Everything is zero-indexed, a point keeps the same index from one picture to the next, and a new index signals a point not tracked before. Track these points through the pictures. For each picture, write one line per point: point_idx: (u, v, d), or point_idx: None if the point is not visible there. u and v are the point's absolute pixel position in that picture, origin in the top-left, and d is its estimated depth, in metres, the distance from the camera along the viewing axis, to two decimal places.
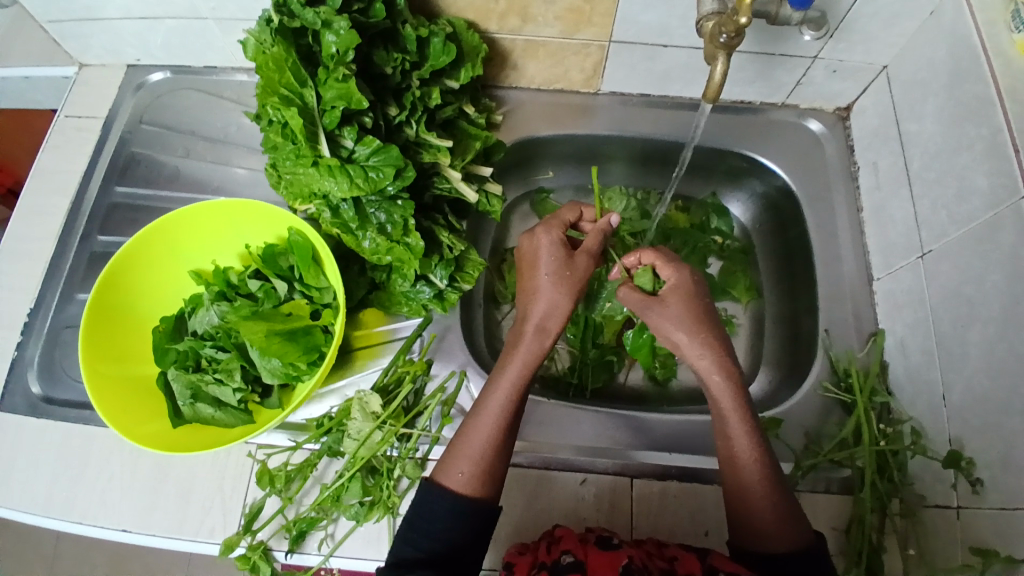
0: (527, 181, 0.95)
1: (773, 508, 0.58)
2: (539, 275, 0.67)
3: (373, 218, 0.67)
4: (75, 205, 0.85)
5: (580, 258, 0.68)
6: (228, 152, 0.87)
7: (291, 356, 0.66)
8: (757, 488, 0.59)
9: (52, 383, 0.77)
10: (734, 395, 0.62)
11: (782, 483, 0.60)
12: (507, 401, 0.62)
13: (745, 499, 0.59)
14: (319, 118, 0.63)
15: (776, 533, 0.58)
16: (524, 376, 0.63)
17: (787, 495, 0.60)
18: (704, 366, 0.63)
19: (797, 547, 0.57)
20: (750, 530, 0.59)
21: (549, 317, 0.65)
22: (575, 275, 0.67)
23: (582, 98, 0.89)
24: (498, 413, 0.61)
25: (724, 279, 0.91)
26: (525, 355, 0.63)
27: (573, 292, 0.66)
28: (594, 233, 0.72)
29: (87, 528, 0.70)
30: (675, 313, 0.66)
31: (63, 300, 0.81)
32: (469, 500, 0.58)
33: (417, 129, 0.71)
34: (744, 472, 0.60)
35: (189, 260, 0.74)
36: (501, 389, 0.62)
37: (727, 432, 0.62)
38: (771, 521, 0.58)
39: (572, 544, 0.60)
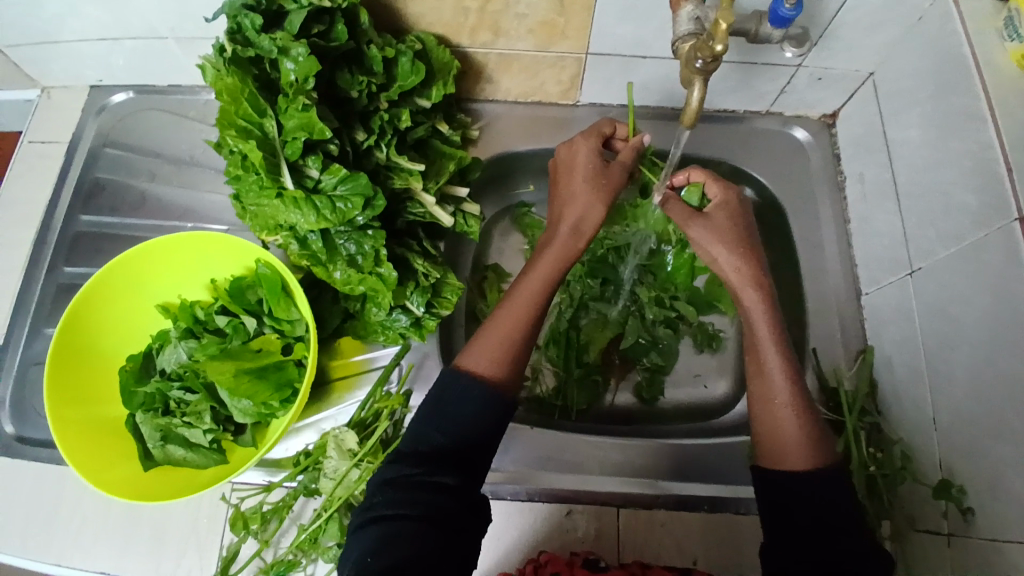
0: (507, 196, 0.92)
1: (801, 420, 0.60)
2: (575, 180, 0.70)
3: (342, 249, 0.65)
4: (40, 235, 0.82)
5: (614, 168, 0.71)
6: (195, 176, 0.84)
7: (262, 394, 0.64)
8: (783, 395, 0.61)
9: (24, 422, 0.75)
10: (767, 309, 0.66)
11: (809, 404, 0.62)
12: (536, 291, 0.66)
13: (773, 406, 0.61)
14: (281, 149, 0.60)
15: (799, 445, 0.59)
16: (553, 277, 0.67)
17: (813, 415, 0.61)
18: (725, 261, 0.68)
19: (818, 458, 0.58)
20: (771, 434, 0.60)
21: (587, 221, 0.69)
22: (610, 183, 0.70)
23: (560, 110, 0.86)
24: (533, 300, 0.65)
25: (710, 290, 0.84)
26: (560, 256, 0.67)
27: (608, 199, 0.69)
28: (628, 149, 0.73)
29: (63, 571, 0.68)
30: (716, 225, 0.69)
31: (30, 337, 0.78)
32: (496, 383, 0.60)
33: (387, 153, 0.68)
34: (770, 366, 0.63)
35: (156, 294, 0.71)
36: (531, 291, 0.66)
37: (755, 339, 0.65)
38: (795, 434, 0.59)
39: (559, 565, 0.62)
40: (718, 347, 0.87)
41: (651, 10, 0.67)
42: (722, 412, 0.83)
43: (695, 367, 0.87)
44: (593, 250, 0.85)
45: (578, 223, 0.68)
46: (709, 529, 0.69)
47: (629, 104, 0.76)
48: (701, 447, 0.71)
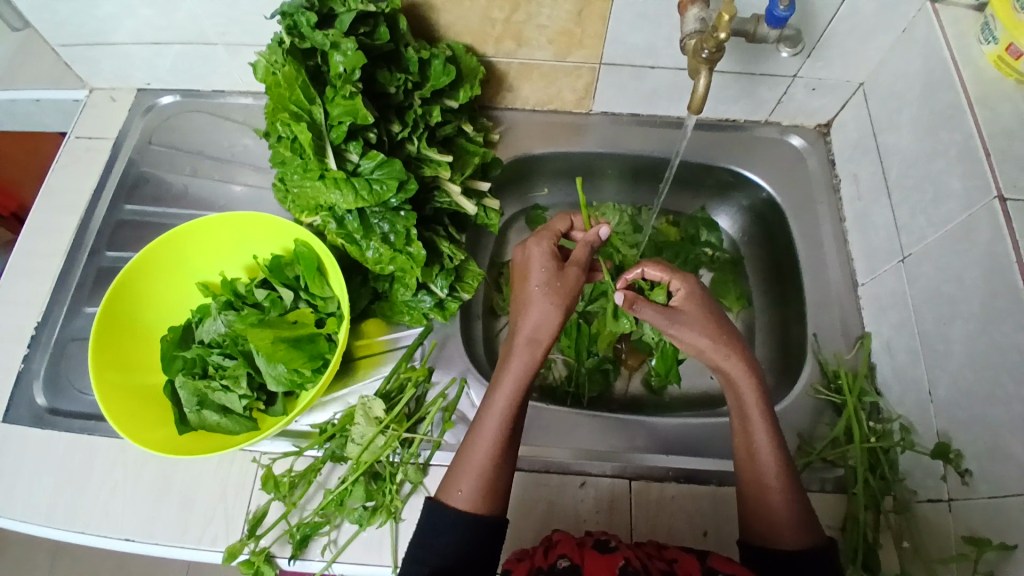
0: (524, 198, 0.99)
1: (789, 499, 0.61)
2: (529, 288, 0.66)
3: (377, 228, 0.70)
4: (82, 222, 0.87)
5: (569, 270, 0.68)
6: (234, 170, 0.90)
7: (297, 364, 0.68)
8: (774, 482, 0.62)
9: (56, 394, 0.77)
10: (762, 401, 0.64)
11: (798, 482, 0.63)
12: (500, 415, 0.61)
13: (762, 490, 0.62)
14: (327, 133, 0.66)
15: (791, 526, 0.60)
16: (515, 391, 0.62)
17: (799, 492, 0.62)
18: (734, 368, 0.65)
19: (806, 544, 0.60)
20: (764, 527, 0.61)
21: (541, 329, 0.64)
22: (566, 286, 0.66)
23: (574, 118, 0.93)
24: (496, 428, 0.61)
25: (715, 288, 0.94)
26: (520, 365, 0.63)
27: (564, 304, 0.65)
28: (583, 245, 0.71)
29: (90, 538, 0.69)
30: (694, 318, 0.68)
31: (69, 314, 0.81)
32: (476, 516, 0.59)
33: (419, 146, 0.74)
34: (765, 467, 0.62)
35: (197, 272, 0.76)
36: (493, 413, 0.62)
37: (753, 443, 0.64)
38: (786, 514, 0.61)
39: (568, 548, 0.58)
40: None
41: (662, 20, 0.75)
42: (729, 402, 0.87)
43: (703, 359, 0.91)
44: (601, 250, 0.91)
45: (531, 331, 0.64)
46: (718, 504, 0.71)
47: (583, 199, 0.77)
48: (702, 425, 0.76)
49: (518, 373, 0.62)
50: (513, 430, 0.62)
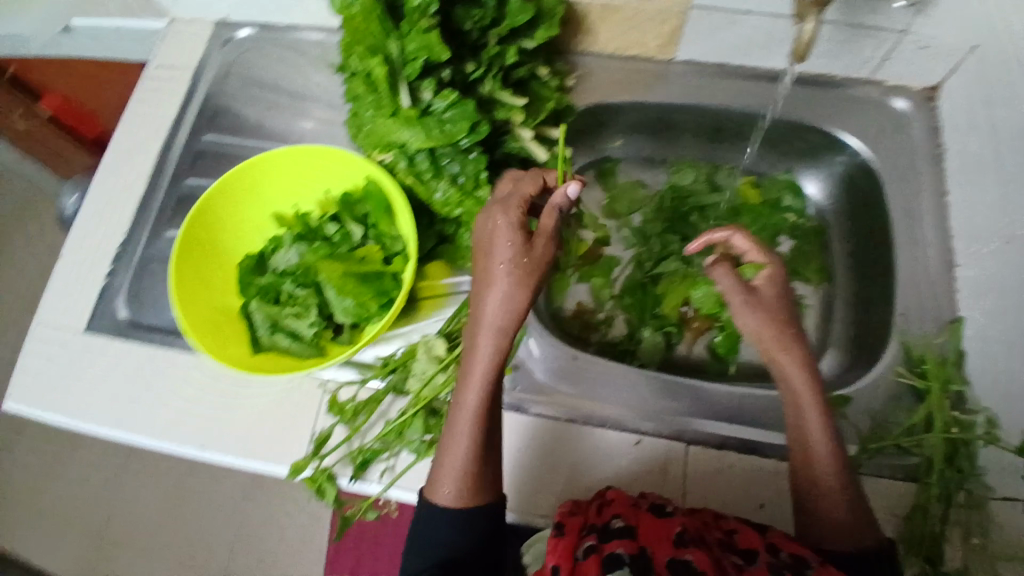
0: (596, 149, 0.95)
1: (847, 501, 0.59)
2: (494, 264, 0.60)
3: (446, 170, 0.70)
4: (164, 149, 0.89)
5: (536, 244, 0.61)
6: (308, 106, 0.91)
7: (365, 300, 0.70)
8: (834, 486, 0.59)
9: (138, 308, 0.81)
10: (819, 401, 0.61)
11: (856, 482, 0.60)
12: (472, 416, 0.60)
13: (819, 492, 0.60)
14: (400, 69, 0.65)
15: (848, 530, 0.58)
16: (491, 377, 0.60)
17: (857, 491, 0.60)
18: (794, 371, 0.63)
19: (866, 548, 0.58)
20: (822, 524, 0.59)
21: (507, 312, 0.59)
22: (530, 262, 0.60)
23: (656, 66, 0.88)
24: (470, 424, 0.60)
25: (794, 258, 0.90)
26: (485, 360, 0.59)
27: (531, 287, 0.60)
28: (548, 212, 0.62)
29: (164, 444, 0.74)
30: (764, 307, 0.66)
31: (151, 237, 0.85)
32: (466, 510, 0.60)
33: (492, 87, 0.72)
34: (822, 469, 0.60)
35: (272, 203, 0.77)
36: (464, 416, 0.60)
37: (809, 445, 0.61)
38: (843, 516, 0.59)
39: (622, 510, 0.58)
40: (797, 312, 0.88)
41: None
42: None
43: None
44: (676, 207, 0.93)
45: (494, 318, 0.59)
46: (778, 476, 0.69)
47: (560, 146, 0.66)
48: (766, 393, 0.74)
49: (485, 364, 0.59)
50: (487, 426, 0.61)
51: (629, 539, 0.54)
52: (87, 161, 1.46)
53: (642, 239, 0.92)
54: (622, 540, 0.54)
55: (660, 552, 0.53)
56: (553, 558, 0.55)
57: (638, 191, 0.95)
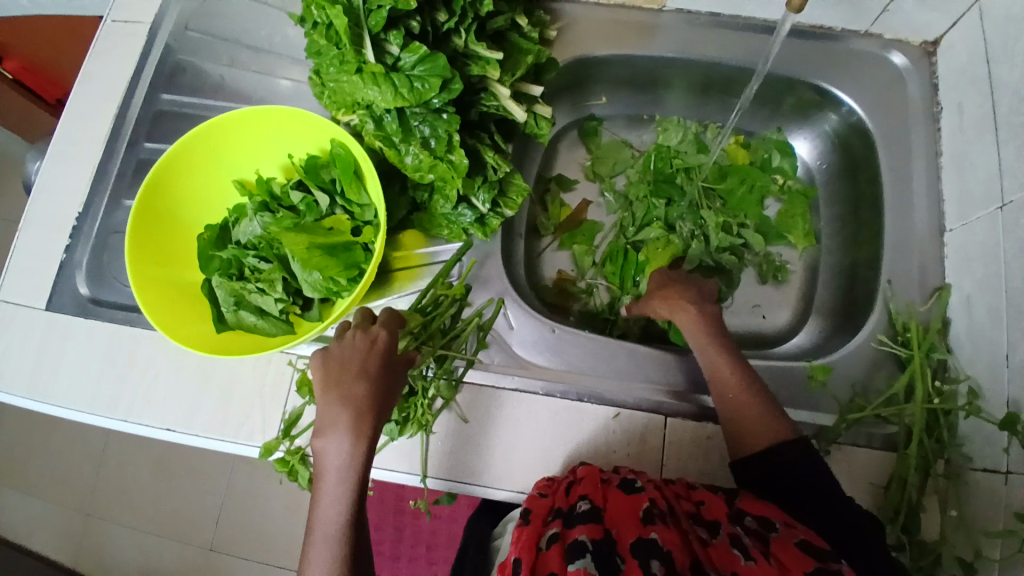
0: (578, 108, 0.90)
1: (753, 400, 0.63)
2: (324, 398, 0.59)
3: (417, 132, 0.65)
4: (121, 110, 0.84)
5: (353, 383, 0.59)
6: (272, 62, 0.84)
7: (332, 275, 0.66)
8: (735, 392, 0.63)
9: (98, 285, 0.78)
10: (704, 326, 0.69)
11: (760, 384, 0.64)
12: (336, 532, 0.57)
13: (726, 401, 0.64)
14: (364, 20, 0.60)
15: (756, 421, 0.62)
16: (340, 518, 0.57)
17: (764, 392, 0.64)
18: (682, 314, 0.71)
19: (777, 435, 0.61)
20: (734, 431, 0.62)
21: (330, 454, 0.58)
22: (345, 397, 0.59)
23: (645, 15, 0.82)
24: (341, 495, 0.57)
25: (782, 222, 0.86)
26: (346, 475, 0.57)
27: (354, 376, 0.59)
28: (353, 343, 0.61)
29: (132, 425, 0.72)
30: (664, 285, 0.76)
31: (110, 207, 0.80)
32: None
33: (467, 40, 0.66)
34: (723, 380, 0.65)
35: (232, 170, 0.73)
36: (325, 536, 0.57)
37: (708, 363, 0.67)
38: (754, 413, 0.62)
39: (590, 489, 0.56)
40: (783, 280, 0.87)
41: None
42: (778, 343, 0.83)
43: (755, 298, 0.86)
44: (662, 168, 0.87)
45: (328, 392, 0.59)
46: None
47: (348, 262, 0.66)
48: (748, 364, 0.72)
49: (345, 417, 0.58)
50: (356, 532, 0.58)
51: (595, 519, 0.52)
52: (54, 123, 1.40)
53: (625, 203, 0.88)
54: (586, 524, 0.51)
55: (627, 534, 0.51)
56: (517, 548, 0.51)
57: (622, 151, 0.90)
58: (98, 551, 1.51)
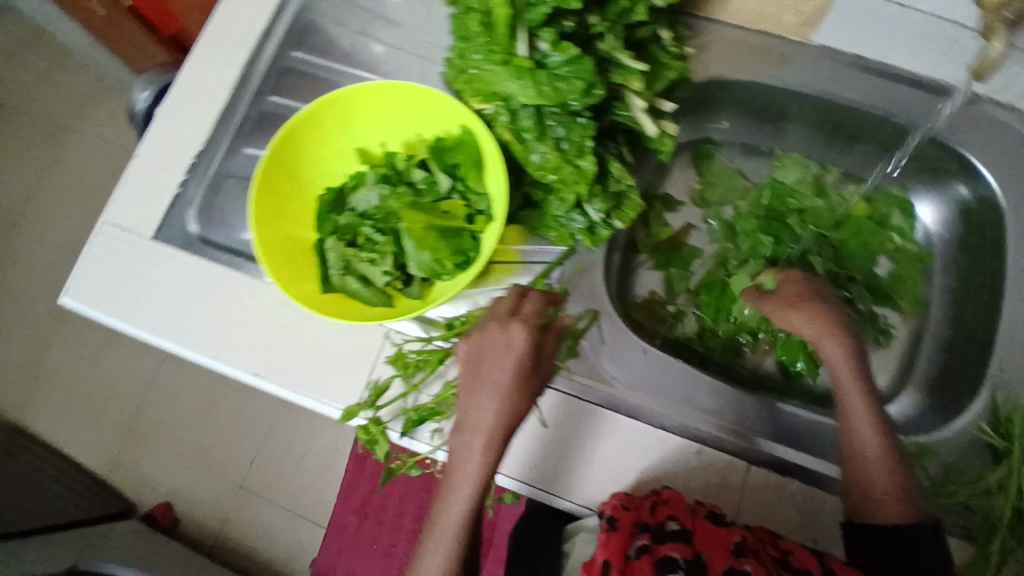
0: (699, 126, 0.86)
1: (891, 480, 0.64)
2: (466, 397, 0.61)
3: (550, 131, 0.64)
4: (250, 62, 0.83)
5: (496, 383, 0.60)
6: (402, 38, 0.84)
7: (440, 257, 0.67)
8: (876, 461, 0.64)
9: (208, 225, 0.78)
10: (863, 388, 0.69)
11: (902, 464, 0.65)
12: (457, 522, 0.61)
13: (858, 467, 0.64)
14: (524, 12, 0.59)
15: (894, 504, 0.63)
16: (467, 511, 0.61)
17: (902, 471, 0.64)
18: (833, 356, 0.71)
19: (897, 519, 0.63)
20: (857, 493, 0.64)
21: (465, 454, 0.60)
22: (483, 402, 0.60)
23: (785, 45, 0.78)
24: (469, 493, 0.60)
25: (891, 282, 0.86)
26: (473, 476, 0.60)
27: (497, 384, 0.60)
28: (494, 344, 0.61)
29: (223, 365, 0.74)
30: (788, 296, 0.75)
31: (227, 153, 0.81)
32: None
33: (612, 44, 0.64)
34: (873, 464, 0.64)
35: (355, 138, 0.72)
36: (448, 523, 0.61)
37: (852, 428, 0.67)
38: (886, 489, 0.63)
39: (678, 511, 0.59)
40: (883, 343, 0.85)
41: None
42: None
43: None
44: (775, 208, 0.87)
45: (469, 393, 0.61)
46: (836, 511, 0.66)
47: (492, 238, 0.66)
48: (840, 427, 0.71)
49: (484, 420, 0.60)
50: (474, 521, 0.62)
51: (687, 543, 0.57)
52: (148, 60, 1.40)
53: (731, 234, 0.87)
54: (677, 546, 0.57)
55: (717, 562, 0.56)
56: (604, 551, 0.58)
57: (737, 179, 0.88)
58: (130, 474, 1.53)
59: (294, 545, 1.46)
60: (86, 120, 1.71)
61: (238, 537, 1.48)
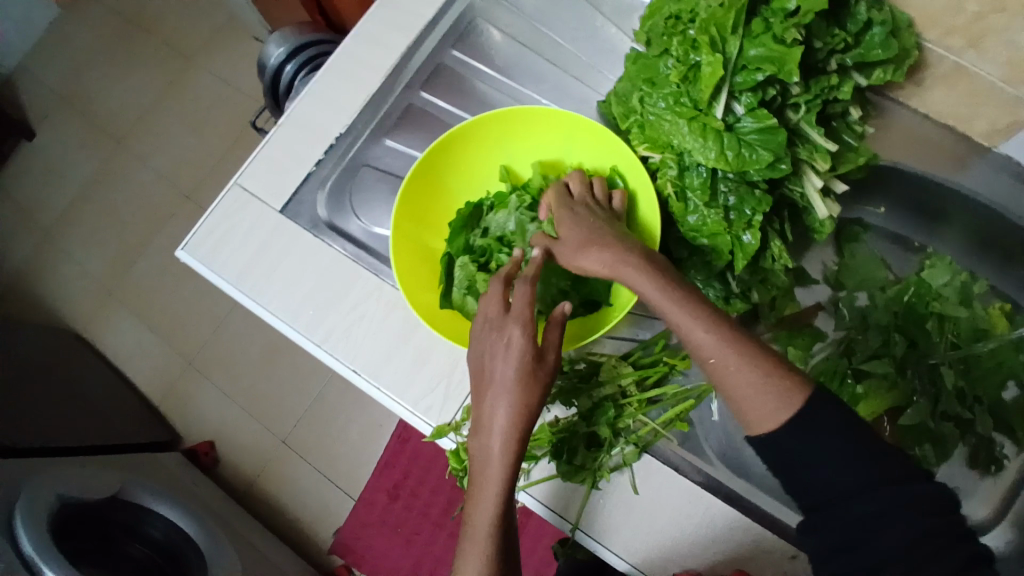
0: (851, 207, 0.82)
1: (737, 360, 0.49)
2: (479, 400, 0.56)
3: (720, 197, 0.61)
4: (409, 53, 0.82)
5: (509, 370, 0.55)
6: (564, 56, 0.81)
7: (569, 298, 0.70)
8: (718, 352, 0.50)
9: (337, 211, 0.79)
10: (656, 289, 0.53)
11: (750, 339, 0.50)
12: (488, 536, 0.52)
13: (720, 373, 0.50)
14: (731, 73, 0.57)
15: (753, 390, 0.48)
16: (495, 515, 0.53)
17: (746, 342, 0.50)
18: (650, 264, 0.55)
19: (795, 393, 0.48)
20: (745, 405, 0.49)
21: (486, 451, 0.55)
22: (503, 385, 0.55)
23: (966, 147, 0.77)
24: (495, 493, 0.54)
25: (1022, 410, 0.74)
26: (497, 482, 0.54)
27: (515, 370, 0.55)
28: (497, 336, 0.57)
29: (323, 353, 0.74)
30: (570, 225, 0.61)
31: (369, 139, 0.81)
32: None
33: (803, 117, 0.62)
34: (697, 343, 0.51)
35: (507, 156, 0.72)
36: (474, 542, 0.53)
37: (678, 333, 0.52)
38: (744, 381, 0.49)
39: None
40: (1001, 473, 0.74)
41: None
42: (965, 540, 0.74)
43: None
44: (914, 305, 0.78)
45: (480, 396, 0.56)
46: None
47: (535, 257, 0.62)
48: None
49: (501, 413, 0.54)
50: (507, 534, 0.54)
51: None
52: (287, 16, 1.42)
53: (862, 323, 0.78)
54: None
55: None
56: None
57: (877, 270, 0.81)
58: (181, 403, 1.57)
59: (321, 512, 1.46)
60: (209, 56, 1.74)
61: (269, 490, 1.49)
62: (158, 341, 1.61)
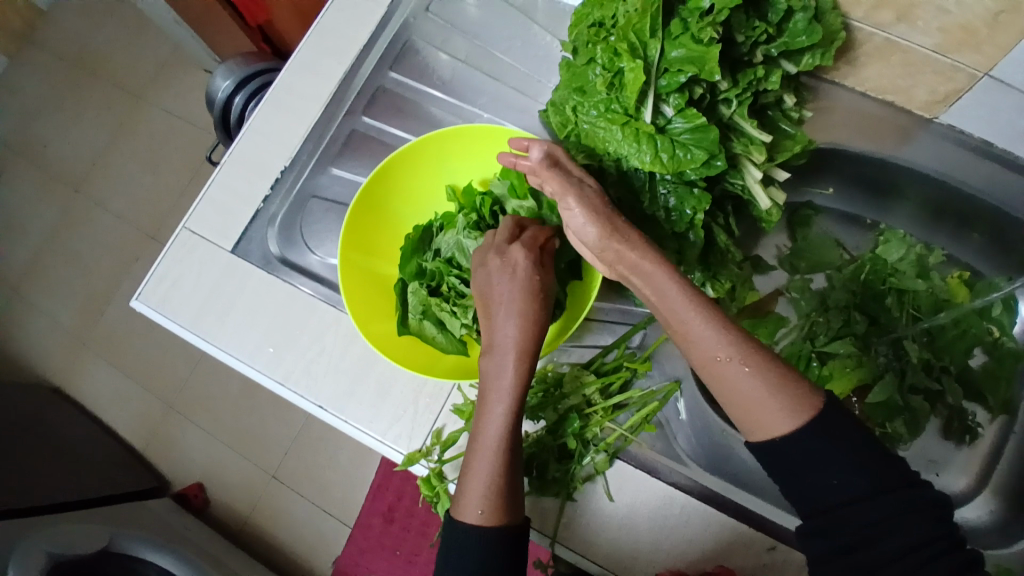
0: (799, 190, 0.82)
1: (750, 372, 0.48)
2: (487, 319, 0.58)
3: (660, 199, 0.61)
4: (346, 78, 0.81)
5: (515, 282, 0.57)
6: (502, 68, 0.80)
7: None
8: (723, 354, 0.49)
9: (289, 246, 0.78)
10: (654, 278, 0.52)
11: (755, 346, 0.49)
12: (494, 447, 0.54)
13: (720, 371, 0.49)
14: (656, 76, 0.57)
15: (764, 404, 0.48)
16: (501, 428, 0.54)
17: (757, 349, 0.49)
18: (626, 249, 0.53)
19: (805, 412, 0.47)
20: (744, 413, 0.49)
21: (493, 367, 0.56)
22: (507, 303, 0.56)
23: (910, 120, 0.74)
24: (503, 410, 0.55)
25: (988, 376, 0.76)
26: (504, 394, 0.54)
27: (520, 286, 0.56)
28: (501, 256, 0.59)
29: (286, 391, 0.73)
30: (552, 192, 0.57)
31: (315, 169, 0.80)
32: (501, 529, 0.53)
33: (735, 111, 0.63)
34: (699, 344, 0.50)
35: (451, 175, 0.72)
36: (483, 451, 0.54)
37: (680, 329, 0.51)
38: (751, 390, 0.48)
39: None
40: (972, 442, 0.76)
41: None
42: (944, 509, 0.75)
43: (932, 452, 0.77)
44: (872, 283, 0.79)
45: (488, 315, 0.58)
46: None
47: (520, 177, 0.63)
48: None
49: (512, 330, 0.55)
50: (512, 452, 0.55)
51: None
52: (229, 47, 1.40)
53: (820, 307, 0.79)
54: None
55: None
56: None
57: (830, 250, 0.81)
58: (165, 445, 1.55)
59: (317, 541, 1.44)
60: (161, 93, 1.71)
61: (265, 526, 1.47)
62: (138, 385, 1.59)
